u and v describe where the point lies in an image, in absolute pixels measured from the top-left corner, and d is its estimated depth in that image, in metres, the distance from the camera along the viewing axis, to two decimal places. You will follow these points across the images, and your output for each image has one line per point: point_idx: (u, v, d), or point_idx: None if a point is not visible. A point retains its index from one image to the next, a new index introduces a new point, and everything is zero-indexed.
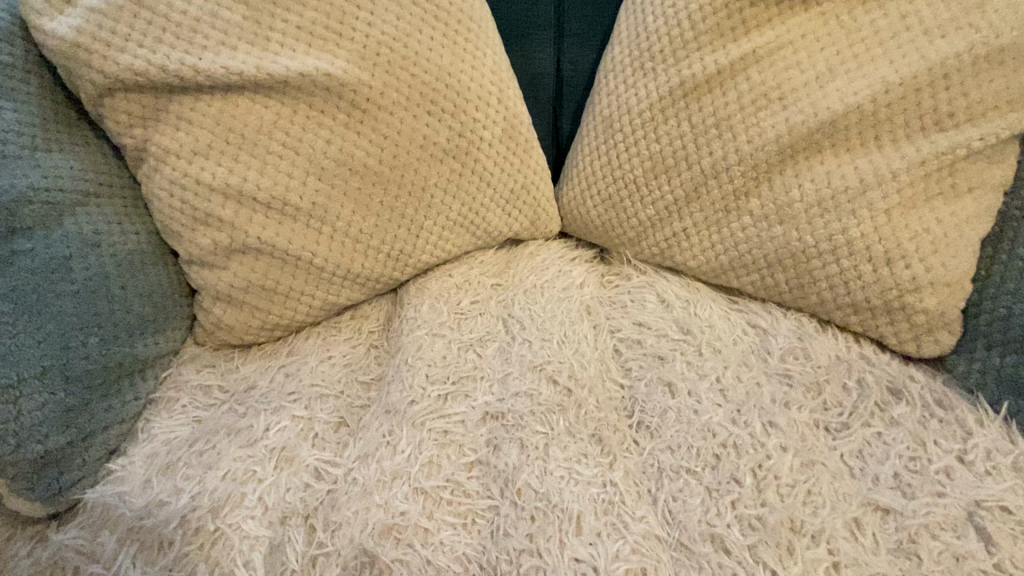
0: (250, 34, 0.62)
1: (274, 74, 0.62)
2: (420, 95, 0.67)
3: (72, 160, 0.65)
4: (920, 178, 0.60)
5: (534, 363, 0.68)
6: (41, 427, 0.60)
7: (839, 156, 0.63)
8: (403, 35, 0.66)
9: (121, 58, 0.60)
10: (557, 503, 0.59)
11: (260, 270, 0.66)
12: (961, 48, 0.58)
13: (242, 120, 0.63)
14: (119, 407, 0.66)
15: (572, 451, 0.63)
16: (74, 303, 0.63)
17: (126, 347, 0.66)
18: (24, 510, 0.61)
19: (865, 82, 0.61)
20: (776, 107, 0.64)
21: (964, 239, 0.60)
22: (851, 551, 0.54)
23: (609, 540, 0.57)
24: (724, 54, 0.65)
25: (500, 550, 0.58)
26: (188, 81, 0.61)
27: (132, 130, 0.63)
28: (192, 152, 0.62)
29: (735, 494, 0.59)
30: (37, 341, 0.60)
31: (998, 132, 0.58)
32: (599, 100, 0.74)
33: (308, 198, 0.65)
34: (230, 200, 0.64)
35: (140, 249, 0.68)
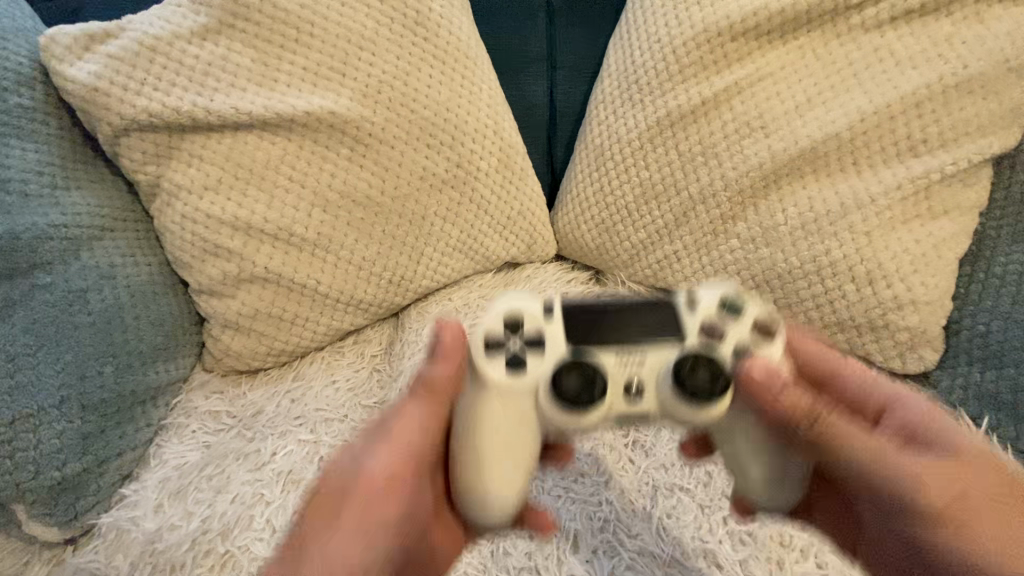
0: (258, 75, 0.67)
1: (282, 112, 0.66)
2: (420, 129, 0.70)
3: (89, 197, 0.68)
4: (897, 202, 0.64)
5: None
6: (60, 454, 0.63)
7: (820, 181, 0.66)
8: (403, 74, 0.69)
9: (137, 101, 0.64)
10: (557, 521, 0.65)
11: (268, 298, 0.69)
12: (932, 79, 0.62)
13: (250, 156, 0.66)
14: (132, 434, 0.68)
15: (571, 471, 0.68)
16: (91, 334, 0.66)
17: (139, 376, 0.69)
18: (41, 533, 0.63)
19: (842, 112, 0.64)
20: (758, 135, 0.67)
21: (943, 260, 0.64)
22: (836, 563, 0.61)
23: (604, 557, 0.63)
24: (708, 87, 0.68)
25: (500, 568, 0.63)
26: (200, 121, 0.65)
27: (147, 167, 0.67)
28: (203, 187, 0.66)
29: (724, 511, 0.65)
30: (57, 371, 0.63)
31: (968, 158, 0.62)
32: (592, 131, 0.76)
33: (314, 229, 0.68)
34: (239, 233, 0.67)
35: (152, 280, 0.71)
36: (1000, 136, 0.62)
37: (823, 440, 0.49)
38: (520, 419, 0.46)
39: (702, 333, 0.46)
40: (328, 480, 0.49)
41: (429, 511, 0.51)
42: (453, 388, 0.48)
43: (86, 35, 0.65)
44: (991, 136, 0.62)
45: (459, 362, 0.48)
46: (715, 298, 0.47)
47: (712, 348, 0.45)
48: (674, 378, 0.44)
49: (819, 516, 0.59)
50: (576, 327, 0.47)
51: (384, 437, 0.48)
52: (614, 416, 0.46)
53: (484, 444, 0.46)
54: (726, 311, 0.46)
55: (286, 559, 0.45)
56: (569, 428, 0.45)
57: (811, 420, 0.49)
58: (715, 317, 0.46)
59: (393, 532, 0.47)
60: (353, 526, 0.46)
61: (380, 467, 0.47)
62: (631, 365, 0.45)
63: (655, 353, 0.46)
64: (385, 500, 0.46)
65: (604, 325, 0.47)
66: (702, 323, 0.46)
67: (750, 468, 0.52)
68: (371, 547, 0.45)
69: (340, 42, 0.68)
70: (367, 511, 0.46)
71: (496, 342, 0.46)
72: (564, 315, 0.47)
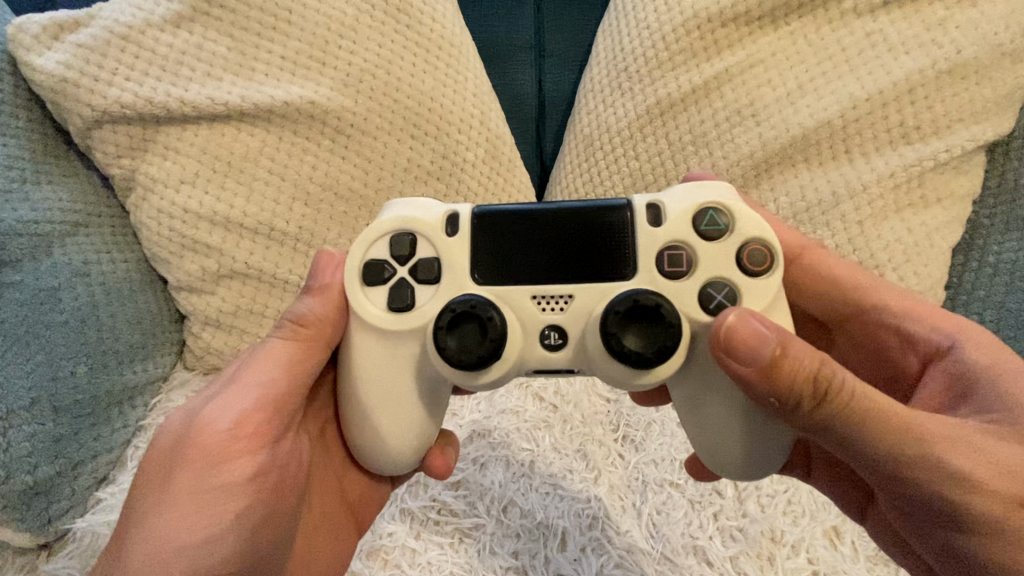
0: (235, 65, 0.65)
1: (261, 103, 0.64)
2: (403, 120, 0.68)
3: (61, 191, 0.66)
4: (890, 189, 0.62)
5: (521, 380, 0.70)
6: (30, 458, 0.61)
7: (812, 169, 0.65)
8: (385, 63, 0.68)
9: (109, 92, 0.62)
10: (542, 520, 0.63)
11: (249, 295, 0.66)
12: (925, 64, 0.62)
13: (228, 148, 0.65)
14: (106, 436, 0.66)
15: (557, 466, 0.66)
16: (63, 334, 0.63)
17: (115, 375, 0.66)
18: (14, 540, 0.62)
19: (834, 98, 0.63)
20: (749, 124, 0.65)
21: (934, 248, 0.62)
22: (829, 559, 0.61)
23: (593, 555, 0.62)
24: (698, 74, 0.67)
25: (486, 568, 0.62)
26: (174, 113, 0.63)
27: (121, 161, 0.64)
28: (179, 181, 0.64)
29: (716, 506, 0.63)
30: (27, 372, 0.61)
31: (963, 145, 0.61)
32: (579, 120, 0.72)
33: (295, 224, 0.66)
34: (217, 227, 0.64)
35: (128, 277, 0.68)
36: (992, 123, 0.62)
37: (802, 418, 0.39)
38: (398, 358, 0.45)
39: (660, 257, 0.43)
40: (172, 433, 0.47)
41: (295, 491, 0.50)
42: (308, 353, 0.47)
43: (55, 24, 0.63)
44: (984, 122, 0.62)
45: (338, 298, 0.47)
46: (649, 203, 0.45)
47: (679, 289, 0.43)
48: (605, 345, 0.41)
49: (842, 466, 0.54)
50: (505, 275, 0.44)
51: (222, 405, 0.47)
52: (531, 366, 0.44)
53: (370, 382, 0.46)
54: (704, 228, 0.43)
55: (132, 528, 0.45)
56: (535, 317, 0.43)
57: (805, 408, 0.38)
58: (687, 237, 0.43)
59: (220, 512, 0.45)
60: (172, 500, 0.45)
61: (218, 423, 0.46)
62: (555, 305, 0.44)
63: (585, 291, 0.43)
64: (216, 488, 0.45)
65: (534, 246, 0.44)
66: (671, 270, 0.43)
67: (694, 437, 0.47)
68: (196, 515, 0.45)
69: (319, 29, 0.66)
70: (179, 484, 0.45)
71: (376, 265, 0.45)
72: (504, 283, 0.44)
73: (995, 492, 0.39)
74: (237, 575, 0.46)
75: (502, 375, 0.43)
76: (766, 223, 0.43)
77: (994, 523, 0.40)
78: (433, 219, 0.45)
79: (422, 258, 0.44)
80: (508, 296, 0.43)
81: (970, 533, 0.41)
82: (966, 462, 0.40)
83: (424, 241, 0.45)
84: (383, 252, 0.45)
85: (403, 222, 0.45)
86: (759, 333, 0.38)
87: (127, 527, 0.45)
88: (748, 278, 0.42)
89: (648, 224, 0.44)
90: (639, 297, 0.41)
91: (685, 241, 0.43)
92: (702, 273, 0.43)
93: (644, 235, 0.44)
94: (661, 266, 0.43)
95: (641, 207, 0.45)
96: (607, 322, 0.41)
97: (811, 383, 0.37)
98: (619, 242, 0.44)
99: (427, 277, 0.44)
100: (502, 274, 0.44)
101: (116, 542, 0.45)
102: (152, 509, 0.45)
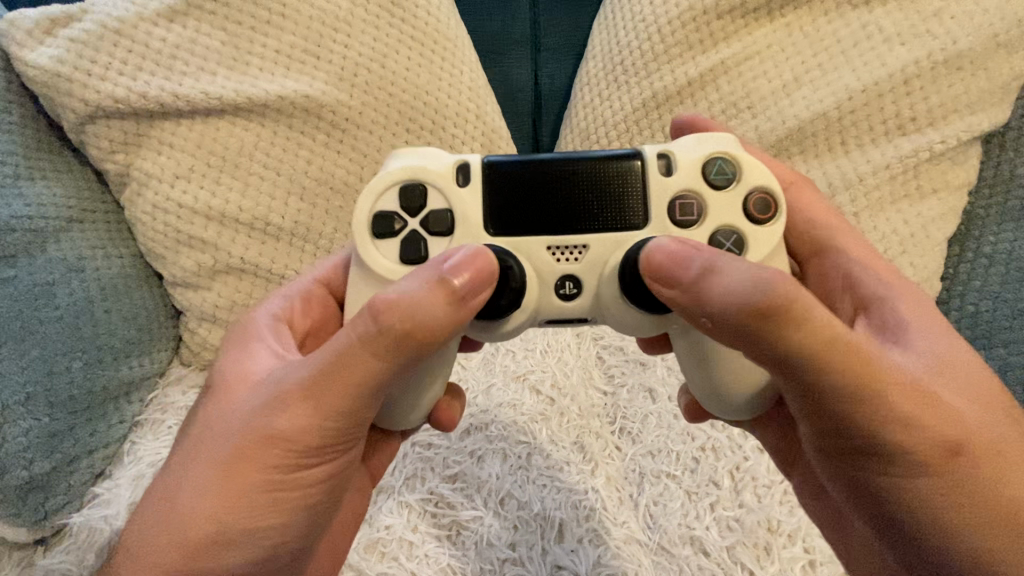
0: (228, 59, 0.65)
1: (253, 97, 0.64)
2: (398, 113, 0.68)
3: (55, 188, 0.66)
4: (885, 181, 0.62)
5: (517, 374, 0.70)
6: (26, 453, 0.61)
7: (809, 162, 0.65)
8: (380, 56, 0.67)
9: (102, 87, 0.62)
10: (539, 512, 0.63)
11: (245, 290, 0.66)
12: (921, 55, 0.62)
13: (224, 143, 0.65)
14: (103, 431, 0.66)
15: (555, 458, 0.66)
16: (58, 329, 0.63)
17: (111, 371, 0.66)
18: (10, 536, 0.61)
19: (829, 90, 0.63)
20: (745, 116, 0.65)
21: (930, 239, 0.62)
22: (825, 548, 0.61)
23: (590, 546, 0.61)
24: (694, 66, 0.67)
25: (483, 560, 0.62)
26: (168, 107, 0.63)
27: (115, 156, 0.64)
28: (174, 176, 0.64)
29: (713, 497, 0.63)
30: (22, 367, 0.61)
31: (958, 135, 0.61)
32: (575, 113, 0.71)
33: (291, 218, 0.66)
34: (212, 222, 0.64)
35: (124, 274, 0.68)
36: (988, 114, 0.62)
37: (781, 365, 0.37)
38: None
39: (670, 206, 0.43)
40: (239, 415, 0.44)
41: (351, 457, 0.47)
42: (373, 357, 0.38)
43: (47, 19, 0.63)
44: (980, 113, 0.62)
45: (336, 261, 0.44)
46: (657, 152, 0.44)
47: (690, 238, 0.42)
48: (626, 289, 0.42)
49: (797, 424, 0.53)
50: (517, 225, 0.43)
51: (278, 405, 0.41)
52: (544, 314, 0.44)
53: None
54: (713, 177, 0.43)
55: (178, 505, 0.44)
56: (552, 267, 0.43)
57: (794, 366, 0.36)
58: (699, 187, 0.43)
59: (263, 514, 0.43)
60: (213, 494, 0.43)
61: (276, 430, 0.41)
62: (570, 255, 0.43)
63: (600, 241, 0.43)
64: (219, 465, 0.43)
65: (549, 193, 0.43)
66: (683, 220, 0.42)
67: (686, 378, 0.47)
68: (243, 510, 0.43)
69: (313, 23, 0.66)
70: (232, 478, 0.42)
71: (385, 216, 0.43)
72: (518, 233, 0.43)
73: (940, 458, 0.39)
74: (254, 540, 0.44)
75: (519, 325, 0.44)
76: (770, 172, 0.43)
77: (930, 486, 0.40)
78: (440, 168, 0.44)
79: (434, 209, 0.43)
80: (525, 247, 0.43)
81: (908, 497, 0.41)
82: (928, 435, 0.39)
83: (433, 191, 0.43)
84: (393, 202, 0.43)
85: (412, 173, 0.43)
86: (701, 270, 0.37)
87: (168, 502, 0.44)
88: (756, 226, 0.42)
89: (659, 173, 0.43)
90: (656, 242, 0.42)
91: (696, 191, 0.43)
92: (710, 223, 0.43)
93: (654, 184, 0.43)
94: (673, 216, 0.43)
95: (651, 157, 0.44)
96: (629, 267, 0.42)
97: (809, 343, 0.35)
98: (629, 187, 0.43)
99: (439, 229, 0.43)
100: (513, 225, 0.43)
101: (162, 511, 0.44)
102: (195, 493, 0.43)
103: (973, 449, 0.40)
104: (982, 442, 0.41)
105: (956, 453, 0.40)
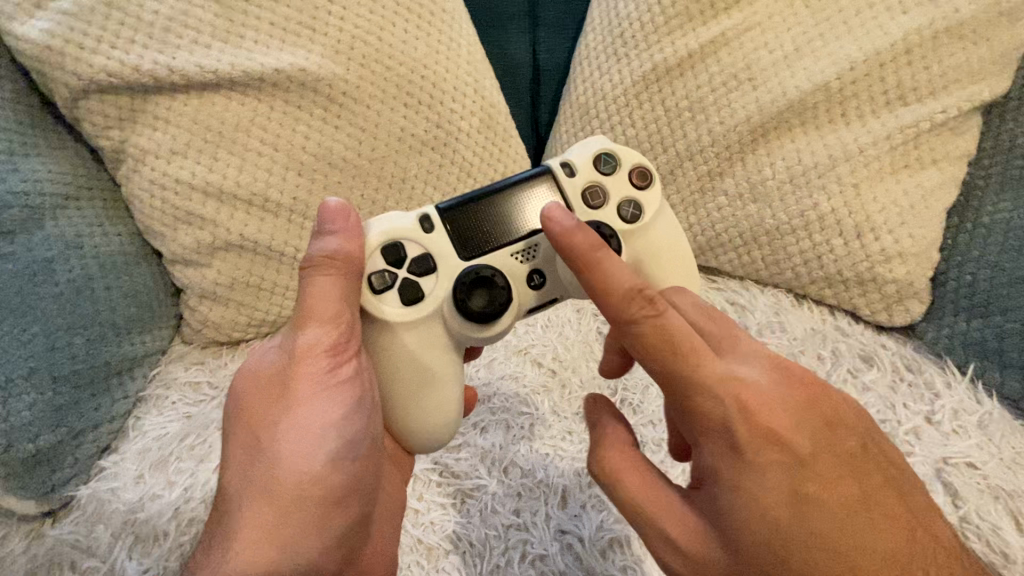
0: (223, 31, 0.63)
1: (250, 71, 0.63)
2: (396, 87, 0.68)
3: (49, 164, 0.65)
4: (885, 152, 0.63)
5: (518, 347, 0.72)
6: (32, 427, 0.61)
7: (808, 134, 0.65)
8: (376, 28, 0.67)
9: (95, 60, 0.60)
10: (542, 479, 0.64)
11: (244, 267, 0.67)
12: (923, 23, 0.61)
13: (219, 118, 0.64)
14: (107, 407, 0.66)
15: (556, 429, 0.67)
16: (58, 305, 0.63)
17: (114, 347, 0.66)
18: (17, 509, 0.62)
19: (831, 60, 0.63)
20: (745, 88, 0.65)
21: (931, 210, 0.63)
22: None
23: (593, 511, 0.62)
24: (694, 38, 0.66)
25: (487, 527, 0.62)
26: (163, 81, 0.62)
27: (110, 131, 0.63)
28: (170, 151, 0.63)
29: None
30: (24, 343, 0.61)
31: (959, 105, 0.61)
32: (575, 86, 0.73)
33: (289, 194, 0.66)
34: (210, 198, 0.64)
35: (123, 252, 0.67)
36: (990, 83, 0.62)
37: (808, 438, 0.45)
38: (430, 337, 0.49)
39: (583, 196, 0.51)
40: (303, 455, 0.46)
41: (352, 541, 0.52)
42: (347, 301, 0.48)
43: None
44: (980, 82, 0.62)
45: (346, 279, 0.46)
46: (418, 215, 0.50)
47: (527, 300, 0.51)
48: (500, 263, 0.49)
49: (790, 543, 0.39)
50: (483, 246, 0.50)
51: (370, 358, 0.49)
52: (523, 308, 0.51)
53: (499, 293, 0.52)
54: (602, 168, 0.52)
55: (217, 540, 0.46)
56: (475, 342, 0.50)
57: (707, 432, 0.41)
58: (597, 178, 0.51)
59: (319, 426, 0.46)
60: (328, 419, 0.46)
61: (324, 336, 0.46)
62: (527, 255, 0.50)
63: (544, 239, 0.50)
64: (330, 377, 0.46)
65: (503, 212, 0.51)
66: (519, 261, 0.50)
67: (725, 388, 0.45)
68: (338, 468, 0.47)
69: None
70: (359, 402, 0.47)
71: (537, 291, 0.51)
72: (488, 250, 0.50)
73: (768, 453, 0.39)
74: (322, 482, 0.46)
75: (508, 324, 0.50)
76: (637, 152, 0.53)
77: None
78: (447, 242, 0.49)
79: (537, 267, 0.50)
80: (495, 260, 0.50)
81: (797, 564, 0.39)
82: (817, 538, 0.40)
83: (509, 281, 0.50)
84: None
85: None
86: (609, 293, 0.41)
87: (303, 443, 0.46)
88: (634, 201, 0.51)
89: (424, 231, 0.49)
90: (480, 270, 0.48)
91: (595, 181, 0.51)
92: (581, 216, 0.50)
93: (414, 235, 0.49)
94: (390, 267, 0.48)
95: (436, 214, 0.50)
96: (457, 300, 0.48)
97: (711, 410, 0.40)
98: (462, 228, 0.50)
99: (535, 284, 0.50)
100: None
101: (338, 502, 0.47)
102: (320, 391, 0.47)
103: (797, 566, 0.38)
104: (853, 527, 0.40)
105: (784, 469, 0.39)
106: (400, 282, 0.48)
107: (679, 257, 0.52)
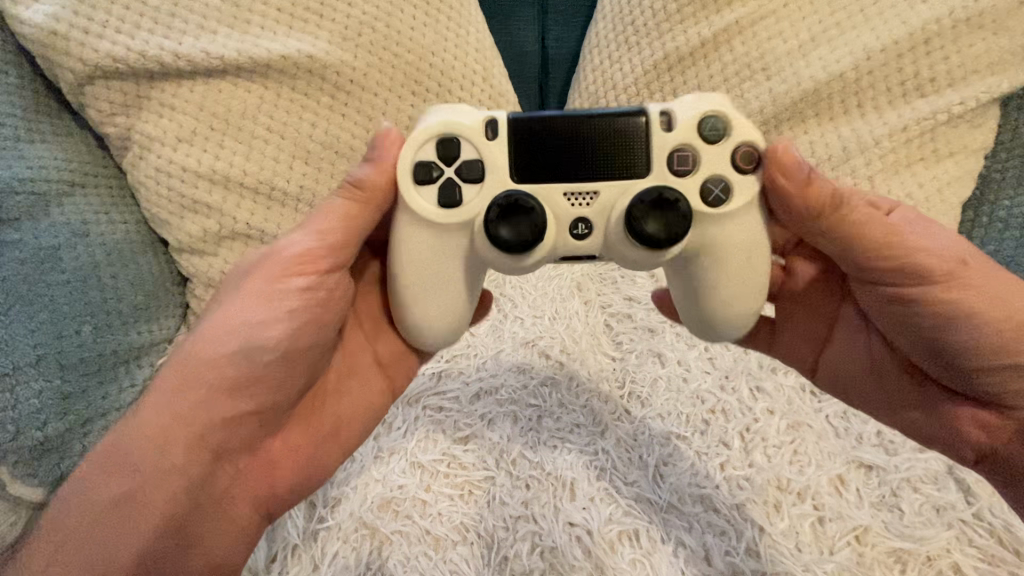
0: (228, 17, 0.63)
1: (257, 57, 0.63)
2: (404, 75, 0.67)
3: (57, 151, 0.65)
4: (900, 144, 0.61)
5: (525, 339, 0.71)
6: (39, 415, 0.60)
7: (823, 125, 0.64)
8: (385, 15, 0.67)
9: (100, 45, 0.60)
10: (551, 471, 0.63)
11: None
12: (941, 13, 0.60)
13: (226, 105, 0.63)
14: (114, 395, 0.65)
15: (564, 421, 0.66)
16: (66, 293, 0.62)
17: (120, 335, 0.65)
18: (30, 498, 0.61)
19: (848, 50, 0.62)
20: (759, 79, 0.64)
21: (944, 203, 0.61)
22: (834, 505, 0.62)
23: (602, 504, 0.62)
24: (707, 27, 0.66)
25: (496, 518, 0.62)
26: (169, 66, 0.61)
27: (116, 118, 0.62)
28: (177, 138, 0.62)
29: (724, 457, 0.64)
30: (31, 331, 0.61)
31: (978, 97, 0.59)
32: (585, 75, 0.72)
33: (295, 182, 0.65)
34: (217, 187, 0.63)
35: (128, 239, 0.67)
36: (1011, 74, 0.59)
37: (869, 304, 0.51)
38: (442, 246, 0.46)
39: (670, 157, 0.45)
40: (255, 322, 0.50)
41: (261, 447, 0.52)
42: None
43: None
44: (1002, 73, 0.60)
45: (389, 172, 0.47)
46: (486, 115, 0.45)
47: (570, 246, 0.46)
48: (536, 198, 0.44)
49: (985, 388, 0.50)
50: (539, 174, 0.45)
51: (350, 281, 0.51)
52: (562, 253, 0.46)
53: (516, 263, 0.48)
54: (707, 132, 0.44)
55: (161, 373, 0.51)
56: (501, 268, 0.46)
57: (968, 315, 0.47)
58: (692, 142, 0.45)
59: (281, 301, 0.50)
60: None
61: None
62: (581, 200, 0.45)
63: (608, 188, 0.45)
64: None
65: (582, 146, 0.45)
66: (568, 203, 0.45)
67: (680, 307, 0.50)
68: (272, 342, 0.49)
69: None
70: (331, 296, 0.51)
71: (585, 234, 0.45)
72: (540, 180, 0.45)
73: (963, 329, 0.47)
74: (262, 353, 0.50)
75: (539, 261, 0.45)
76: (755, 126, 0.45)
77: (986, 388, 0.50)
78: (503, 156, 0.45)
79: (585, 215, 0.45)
80: (542, 192, 0.45)
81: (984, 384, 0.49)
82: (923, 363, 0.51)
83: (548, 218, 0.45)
84: None
85: None
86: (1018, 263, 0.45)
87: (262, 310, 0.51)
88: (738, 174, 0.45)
89: (484, 136, 0.45)
90: (515, 196, 0.44)
91: (691, 145, 0.45)
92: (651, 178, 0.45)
93: (470, 133, 0.45)
94: (437, 161, 0.45)
95: (505, 120, 0.45)
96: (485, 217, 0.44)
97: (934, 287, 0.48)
98: (535, 144, 0.45)
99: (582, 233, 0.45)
100: None
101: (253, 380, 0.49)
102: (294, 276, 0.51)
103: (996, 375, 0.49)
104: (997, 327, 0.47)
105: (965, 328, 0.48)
106: (442, 180, 0.45)
107: (757, 251, 0.46)
